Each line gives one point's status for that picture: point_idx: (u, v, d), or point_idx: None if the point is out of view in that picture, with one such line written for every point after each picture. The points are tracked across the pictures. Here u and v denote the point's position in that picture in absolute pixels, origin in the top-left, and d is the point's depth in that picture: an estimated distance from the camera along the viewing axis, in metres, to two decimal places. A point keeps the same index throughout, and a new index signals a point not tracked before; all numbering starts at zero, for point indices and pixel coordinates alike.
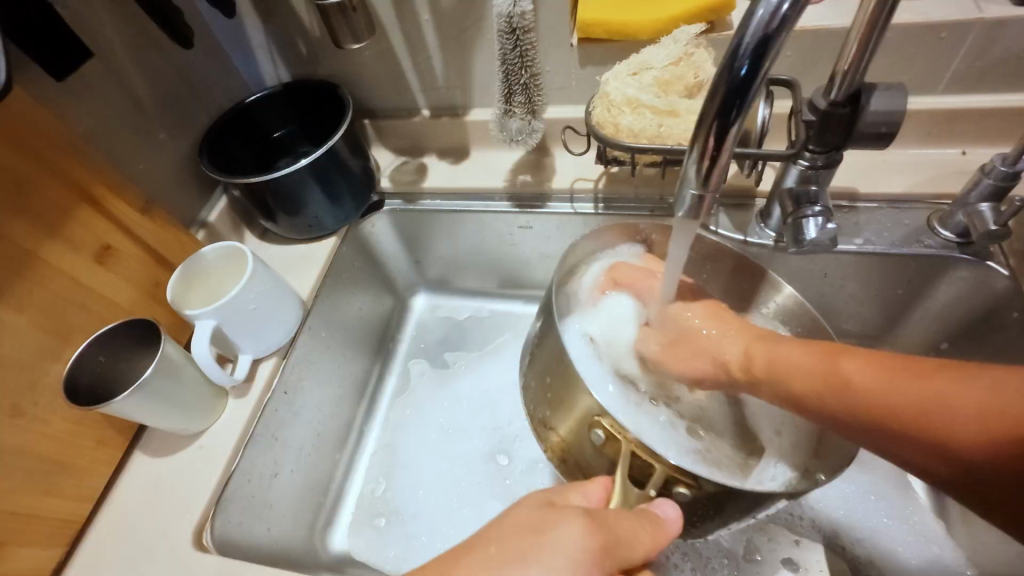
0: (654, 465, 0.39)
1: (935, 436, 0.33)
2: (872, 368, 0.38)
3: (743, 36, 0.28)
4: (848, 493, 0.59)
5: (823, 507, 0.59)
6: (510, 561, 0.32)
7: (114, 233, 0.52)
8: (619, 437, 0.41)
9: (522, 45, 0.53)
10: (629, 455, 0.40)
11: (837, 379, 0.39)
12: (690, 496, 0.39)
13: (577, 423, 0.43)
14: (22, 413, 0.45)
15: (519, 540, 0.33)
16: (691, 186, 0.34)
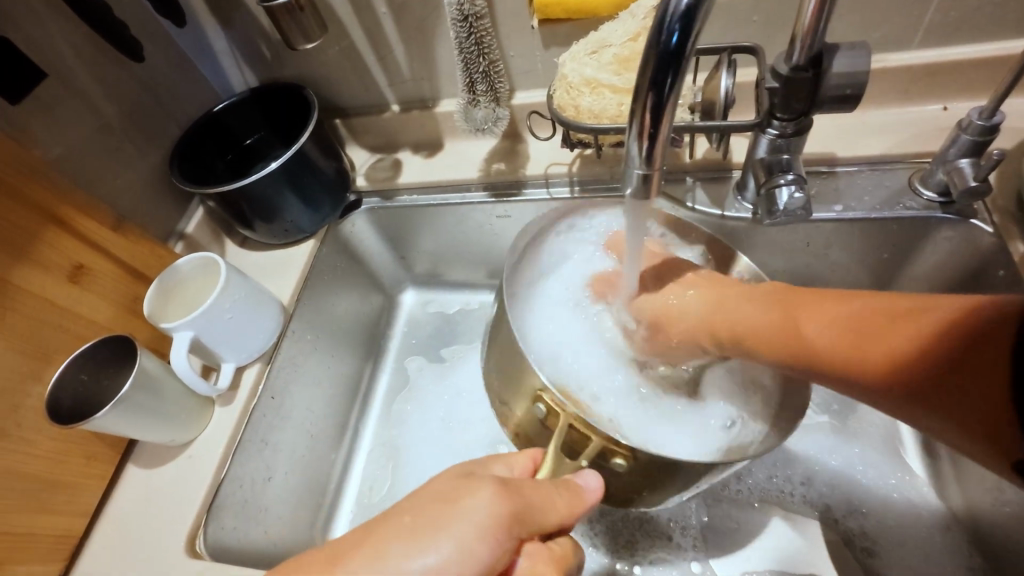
0: (591, 437, 0.42)
1: (900, 374, 0.33)
2: (827, 305, 0.38)
3: (668, 5, 0.28)
4: (840, 464, 0.59)
5: (816, 480, 0.59)
6: (425, 529, 0.32)
7: (85, 252, 0.52)
8: (560, 411, 0.43)
9: (477, 32, 0.52)
10: (567, 428, 0.43)
11: (794, 329, 0.39)
12: (625, 467, 0.42)
13: (526, 399, 0.46)
14: (6, 435, 0.46)
15: (433, 507, 0.33)
16: (635, 165, 0.34)
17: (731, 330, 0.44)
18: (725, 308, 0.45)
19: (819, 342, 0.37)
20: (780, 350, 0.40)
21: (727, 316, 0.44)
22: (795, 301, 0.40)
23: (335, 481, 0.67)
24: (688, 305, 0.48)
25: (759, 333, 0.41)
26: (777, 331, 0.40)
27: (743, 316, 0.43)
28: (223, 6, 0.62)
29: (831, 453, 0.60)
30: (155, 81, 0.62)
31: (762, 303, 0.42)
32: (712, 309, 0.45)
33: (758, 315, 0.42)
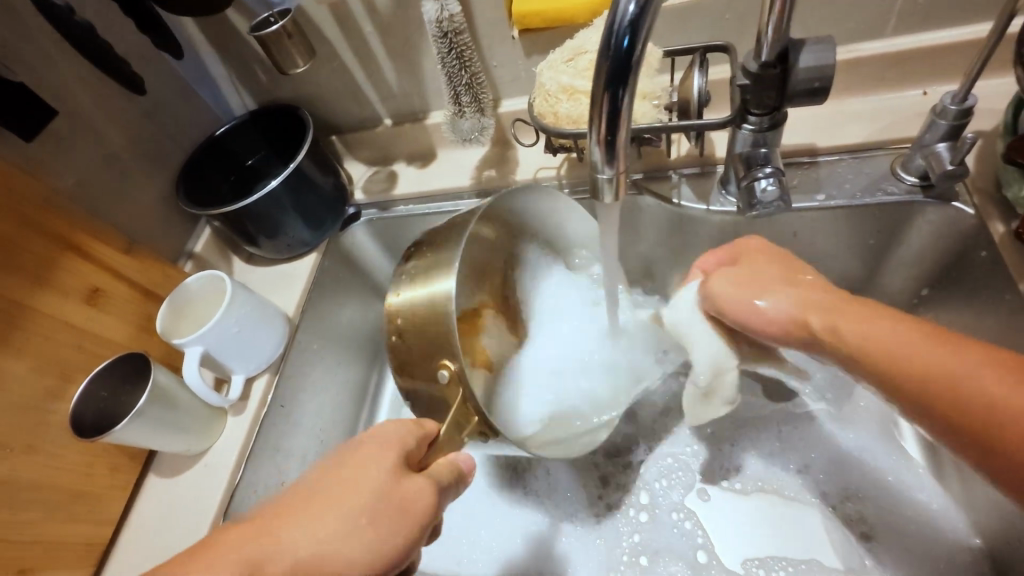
0: (473, 416, 0.45)
1: None
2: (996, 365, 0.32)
3: (616, 13, 0.30)
4: (839, 451, 0.60)
5: (814, 469, 0.59)
6: (307, 526, 0.36)
7: (98, 275, 0.55)
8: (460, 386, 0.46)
9: (457, 47, 0.55)
10: (460, 401, 0.46)
11: (948, 373, 0.33)
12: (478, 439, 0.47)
13: (431, 336, 0.47)
14: (35, 449, 0.49)
15: (317, 504, 0.37)
16: (598, 167, 0.36)
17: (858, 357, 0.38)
18: (850, 316, 0.39)
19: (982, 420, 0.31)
20: (913, 399, 0.35)
21: (856, 339, 0.38)
22: (957, 348, 0.34)
23: None
24: (773, 310, 0.44)
25: (890, 369, 0.36)
26: (914, 381, 0.35)
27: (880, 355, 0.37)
28: (218, 34, 0.65)
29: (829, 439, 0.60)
30: (159, 108, 0.65)
31: (908, 343, 0.36)
32: (840, 324, 0.39)
33: (896, 350, 0.36)
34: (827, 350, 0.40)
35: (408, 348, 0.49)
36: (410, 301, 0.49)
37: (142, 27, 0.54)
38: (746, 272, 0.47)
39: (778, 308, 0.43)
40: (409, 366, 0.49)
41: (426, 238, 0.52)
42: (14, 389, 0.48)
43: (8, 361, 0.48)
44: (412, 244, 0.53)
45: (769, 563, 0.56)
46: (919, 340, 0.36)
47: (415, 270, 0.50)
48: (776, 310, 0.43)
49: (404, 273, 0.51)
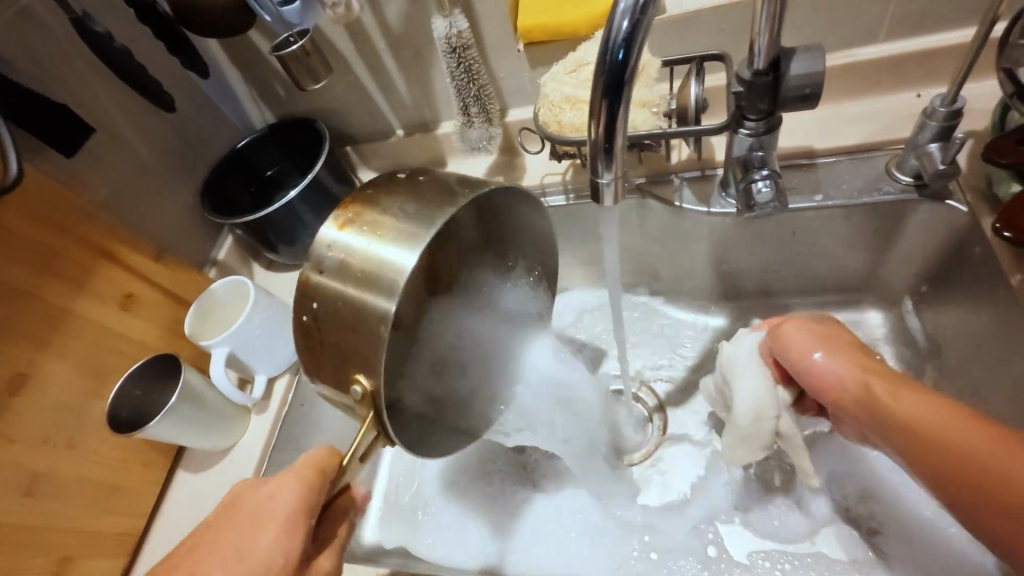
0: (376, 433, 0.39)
1: None
2: None
3: (611, 28, 0.32)
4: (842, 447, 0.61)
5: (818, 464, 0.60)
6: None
7: (131, 281, 0.59)
8: (371, 404, 0.38)
9: (466, 61, 0.58)
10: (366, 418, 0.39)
11: (983, 459, 0.36)
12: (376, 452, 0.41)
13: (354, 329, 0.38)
14: (76, 445, 0.53)
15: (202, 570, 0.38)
16: (598, 173, 0.38)
17: (905, 431, 0.40)
18: (903, 391, 0.41)
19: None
20: (956, 481, 0.37)
21: (909, 415, 0.40)
22: (1000, 436, 0.36)
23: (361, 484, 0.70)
24: (834, 371, 0.44)
25: (933, 449, 0.38)
26: (959, 469, 0.37)
27: (933, 438, 0.38)
28: (240, 52, 0.69)
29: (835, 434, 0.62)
30: (186, 124, 0.69)
31: (962, 429, 0.37)
32: (901, 392, 0.41)
33: (946, 435, 0.37)
34: (864, 414, 0.42)
35: (329, 308, 0.39)
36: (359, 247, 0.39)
37: (171, 49, 0.57)
38: (824, 334, 0.46)
39: (835, 368, 0.44)
40: (319, 330, 0.40)
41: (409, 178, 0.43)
42: (56, 388, 0.52)
43: (50, 362, 0.51)
44: (360, 189, 0.42)
45: (776, 554, 0.57)
46: (960, 423, 0.37)
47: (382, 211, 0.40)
48: (840, 370, 0.44)
49: (370, 208, 0.41)
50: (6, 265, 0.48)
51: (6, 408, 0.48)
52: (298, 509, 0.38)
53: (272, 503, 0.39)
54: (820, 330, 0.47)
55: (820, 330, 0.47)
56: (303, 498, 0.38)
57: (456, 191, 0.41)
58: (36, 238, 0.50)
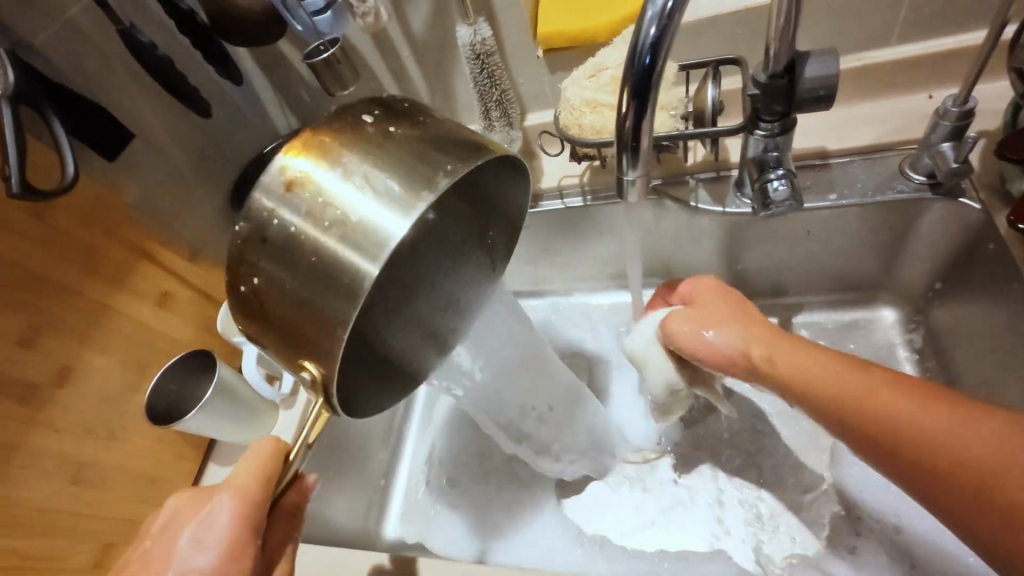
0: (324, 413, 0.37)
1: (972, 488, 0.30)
2: (902, 394, 0.34)
3: (639, 34, 0.34)
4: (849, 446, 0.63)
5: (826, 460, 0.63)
6: None
7: (167, 280, 0.61)
8: (319, 393, 0.36)
9: (489, 67, 0.61)
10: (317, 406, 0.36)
11: (858, 400, 0.36)
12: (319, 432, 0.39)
13: (301, 305, 0.35)
14: (116, 436, 0.55)
15: None
16: (625, 170, 0.40)
17: (791, 387, 0.40)
18: (780, 349, 0.42)
19: (907, 442, 0.33)
20: (845, 424, 0.36)
21: (786, 373, 0.40)
22: (868, 375, 0.36)
23: (384, 477, 0.72)
24: (726, 342, 0.46)
25: (819, 399, 0.38)
26: (845, 410, 0.36)
27: (816, 389, 0.38)
28: (271, 61, 0.71)
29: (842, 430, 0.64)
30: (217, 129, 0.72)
31: (839, 374, 0.38)
32: (774, 356, 0.42)
33: (828, 381, 0.38)
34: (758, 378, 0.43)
35: (273, 287, 0.36)
36: (313, 219, 0.35)
37: (208, 58, 0.60)
38: (706, 311, 0.49)
39: (728, 342, 0.46)
40: (262, 304, 0.36)
41: (374, 132, 0.36)
42: (99, 381, 0.54)
43: (93, 356, 0.53)
44: (319, 130, 0.36)
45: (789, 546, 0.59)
46: (840, 371, 0.38)
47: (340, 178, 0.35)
48: (728, 341, 0.46)
49: (328, 166, 0.35)
50: (55, 264, 0.50)
51: (53, 399, 0.50)
52: (235, 542, 0.37)
53: (203, 546, 0.37)
54: (712, 305, 0.49)
55: (712, 305, 0.49)
56: (240, 531, 0.37)
57: (442, 158, 0.36)
58: (83, 238, 0.53)
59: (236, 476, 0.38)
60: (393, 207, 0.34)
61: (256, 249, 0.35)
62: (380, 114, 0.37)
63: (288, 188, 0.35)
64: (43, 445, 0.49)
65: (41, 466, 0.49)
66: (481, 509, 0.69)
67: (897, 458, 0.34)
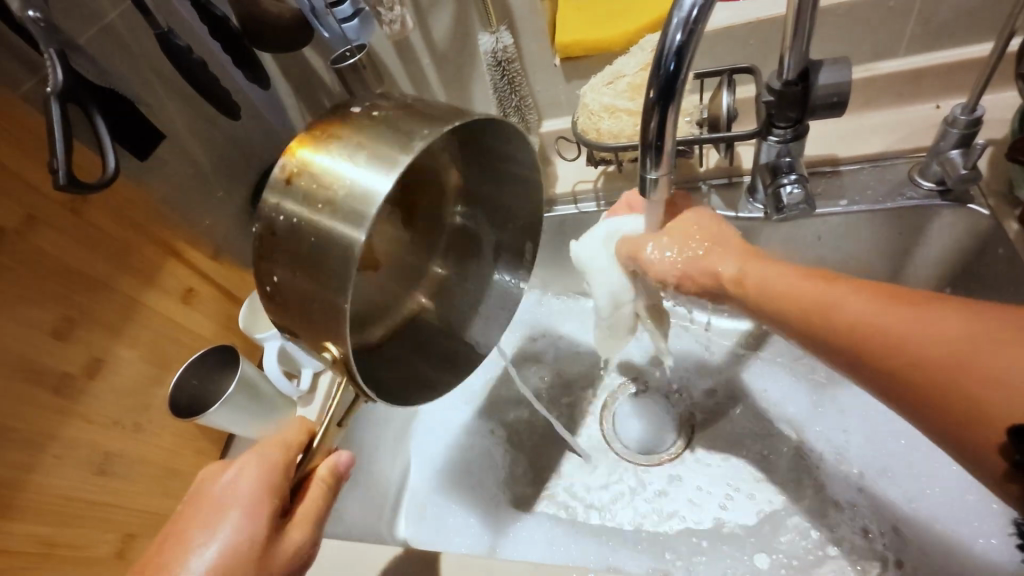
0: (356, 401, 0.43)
1: (926, 373, 0.36)
2: (866, 297, 0.40)
3: (665, 40, 0.36)
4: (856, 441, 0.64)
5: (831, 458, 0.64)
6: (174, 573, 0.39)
7: (192, 277, 0.62)
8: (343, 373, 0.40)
9: (508, 74, 0.64)
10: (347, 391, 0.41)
11: (829, 305, 0.41)
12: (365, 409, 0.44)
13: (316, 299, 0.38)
14: (142, 428, 0.56)
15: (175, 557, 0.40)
16: (647, 170, 0.41)
17: (771, 299, 0.45)
18: (758, 267, 0.46)
19: (872, 337, 0.39)
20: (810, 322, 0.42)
21: (758, 285, 0.46)
22: (833, 284, 0.42)
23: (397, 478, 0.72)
24: (713, 259, 0.49)
25: (793, 308, 0.43)
26: (813, 312, 0.42)
27: (792, 298, 0.43)
28: (295, 68, 0.73)
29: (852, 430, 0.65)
30: (242, 133, 0.74)
31: (810, 285, 0.43)
32: (746, 271, 0.47)
33: (801, 289, 0.43)
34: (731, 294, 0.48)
35: (292, 285, 0.39)
36: (310, 213, 0.37)
37: (237, 63, 0.62)
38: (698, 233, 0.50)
39: (723, 268, 0.48)
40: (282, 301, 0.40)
41: (362, 114, 0.39)
42: (127, 374, 0.55)
43: (123, 350, 0.55)
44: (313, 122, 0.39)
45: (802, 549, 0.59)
46: (807, 281, 0.43)
47: (329, 157, 0.38)
48: (716, 263, 0.49)
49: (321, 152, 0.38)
50: (89, 258, 0.52)
51: (86, 390, 0.52)
52: (261, 499, 0.40)
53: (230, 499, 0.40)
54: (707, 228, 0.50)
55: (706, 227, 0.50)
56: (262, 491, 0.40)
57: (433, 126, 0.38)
58: (117, 235, 0.54)
59: (251, 468, 0.41)
60: (370, 173, 0.36)
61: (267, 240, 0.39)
62: (367, 104, 0.40)
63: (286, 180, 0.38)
64: (74, 435, 0.50)
65: (75, 455, 0.50)
66: (492, 503, 0.68)
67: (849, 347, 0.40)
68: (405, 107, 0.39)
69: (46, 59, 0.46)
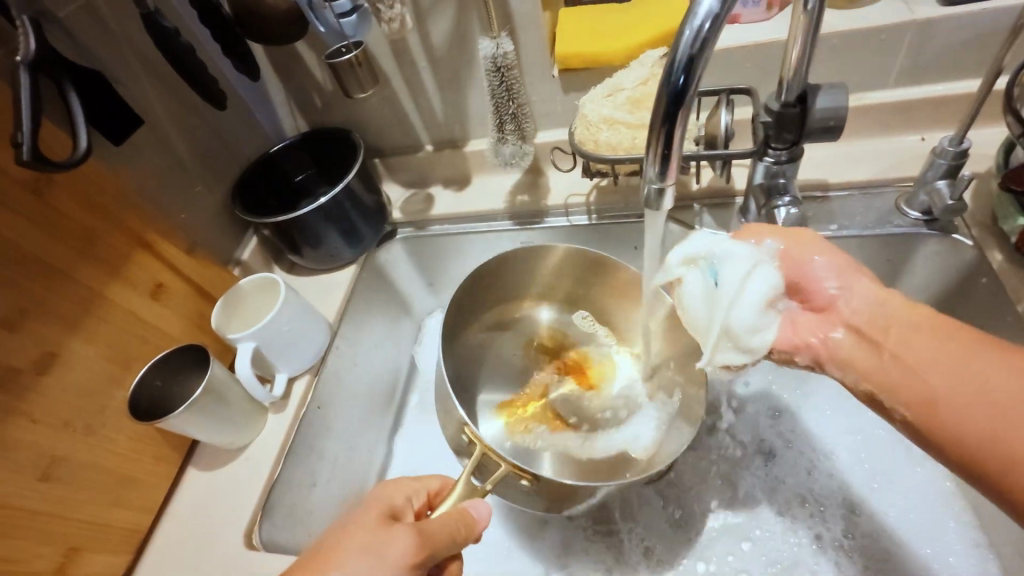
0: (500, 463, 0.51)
1: None
2: (1014, 370, 0.35)
3: (675, 53, 0.35)
4: (845, 448, 0.62)
5: (817, 467, 0.61)
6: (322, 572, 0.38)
7: (164, 272, 0.59)
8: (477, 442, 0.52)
9: (507, 81, 0.62)
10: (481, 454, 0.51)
11: (972, 375, 0.36)
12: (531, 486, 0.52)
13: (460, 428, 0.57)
14: (94, 431, 0.52)
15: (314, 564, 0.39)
16: (651, 181, 0.40)
17: (901, 357, 0.39)
18: (895, 320, 0.41)
19: (1013, 417, 0.33)
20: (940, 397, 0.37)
21: (897, 338, 0.40)
22: (981, 353, 0.37)
23: None
24: (838, 296, 0.43)
25: (926, 370, 0.38)
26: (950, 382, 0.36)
27: (937, 367, 0.37)
28: (285, 63, 0.71)
29: (845, 450, 0.62)
30: (227, 126, 0.71)
31: (964, 354, 0.37)
32: (890, 324, 0.41)
33: (950, 354, 0.37)
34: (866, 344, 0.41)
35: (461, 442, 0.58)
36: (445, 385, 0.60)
37: (225, 51, 0.59)
38: (842, 264, 0.44)
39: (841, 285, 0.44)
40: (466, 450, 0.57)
41: (508, 313, 0.73)
42: (84, 372, 0.51)
43: (80, 345, 0.51)
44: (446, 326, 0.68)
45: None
46: (949, 345, 0.38)
47: (459, 338, 0.69)
48: (856, 301, 0.43)
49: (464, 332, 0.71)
50: (44, 244, 0.48)
51: (34, 387, 0.47)
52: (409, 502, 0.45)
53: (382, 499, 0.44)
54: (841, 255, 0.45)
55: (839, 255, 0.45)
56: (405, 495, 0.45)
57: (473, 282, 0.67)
58: (79, 223, 0.51)
59: (391, 490, 0.45)
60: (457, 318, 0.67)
61: (520, 424, 0.67)
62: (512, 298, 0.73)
63: (528, 390, 0.69)
64: (17, 437, 0.46)
65: (15, 458, 0.46)
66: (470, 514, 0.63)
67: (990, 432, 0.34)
68: (525, 291, 0.72)
69: (18, 27, 0.44)
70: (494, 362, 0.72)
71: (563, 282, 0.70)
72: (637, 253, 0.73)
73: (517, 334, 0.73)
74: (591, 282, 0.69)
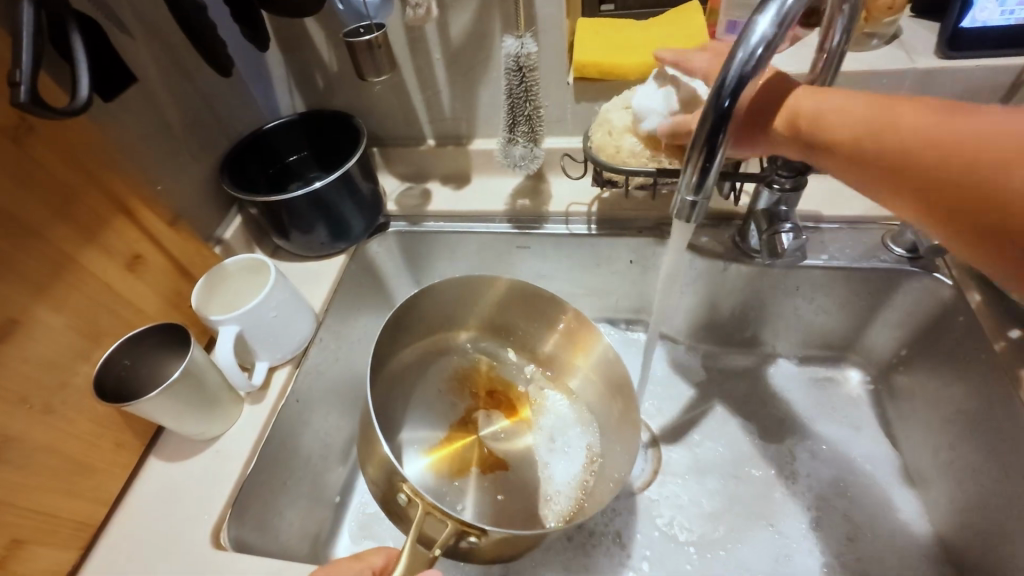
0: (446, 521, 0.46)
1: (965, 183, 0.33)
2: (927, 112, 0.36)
3: (726, 73, 0.35)
4: (817, 473, 0.65)
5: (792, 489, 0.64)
6: None
7: (143, 244, 0.54)
8: (417, 500, 0.47)
9: (527, 82, 0.61)
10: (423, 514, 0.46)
11: (886, 120, 0.37)
12: (478, 541, 0.47)
13: (386, 479, 0.50)
14: (52, 411, 0.47)
15: None
16: (684, 193, 0.41)
17: (821, 134, 0.41)
18: (814, 105, 0.41)
19: (919, 151, 0.35)
20: (877, 159, 0.38)
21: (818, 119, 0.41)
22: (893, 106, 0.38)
23: (340, 495, 0.66)
24: (773, 97, 0.44)
25: (844, 132, 0.39)
26: (878, 135, 0.37)
27: (850, 119, 0.39)
28: (292, 38, 0.68)
29: (817, 474, 0.65)
30: (222, 96, 0.67)
31: (881, 110, 0.38)
32: (807, 111, 0.42)
33: (860, 120, 0.39)
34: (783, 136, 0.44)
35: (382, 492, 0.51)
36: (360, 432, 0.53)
37: (237, 17, 0.56)
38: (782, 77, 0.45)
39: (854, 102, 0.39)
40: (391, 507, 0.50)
41: (441, 343, 0.71)
42: (47, 344, 0.46)
43: (46, 315, 0.46)
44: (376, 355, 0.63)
45: None
46: (864, 105, 0.39)
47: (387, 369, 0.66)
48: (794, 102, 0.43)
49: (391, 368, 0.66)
50: (19, 198, 0.43)
51: None
52: None
53: None
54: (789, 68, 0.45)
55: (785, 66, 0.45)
56: None
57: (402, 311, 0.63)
58: (58, 180, 0.46)
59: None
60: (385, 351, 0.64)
61: (449, 466, 0.63)
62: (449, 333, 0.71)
63: (454, 429, 0.66)
64: None
65: None
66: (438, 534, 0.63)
67: (998, 221, 0.32)
68: (462, 317, 0.70)
69: None
70: (420, 398, 0.68)
71: (506, 310, 0.69)
72: (631, 267, 0.73)
73: (445, 367, 0.70)
74: (530, 312, 0.68)
